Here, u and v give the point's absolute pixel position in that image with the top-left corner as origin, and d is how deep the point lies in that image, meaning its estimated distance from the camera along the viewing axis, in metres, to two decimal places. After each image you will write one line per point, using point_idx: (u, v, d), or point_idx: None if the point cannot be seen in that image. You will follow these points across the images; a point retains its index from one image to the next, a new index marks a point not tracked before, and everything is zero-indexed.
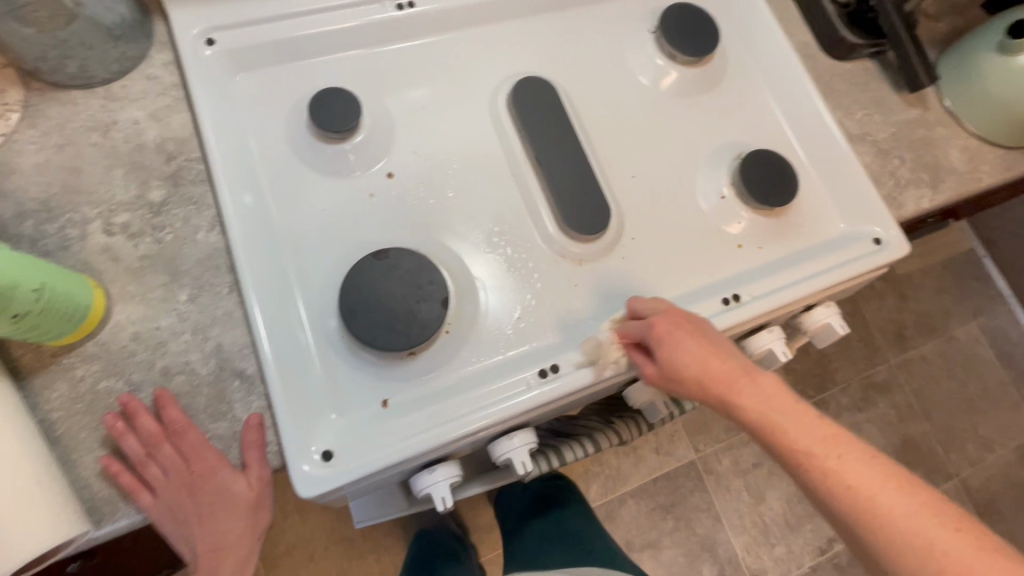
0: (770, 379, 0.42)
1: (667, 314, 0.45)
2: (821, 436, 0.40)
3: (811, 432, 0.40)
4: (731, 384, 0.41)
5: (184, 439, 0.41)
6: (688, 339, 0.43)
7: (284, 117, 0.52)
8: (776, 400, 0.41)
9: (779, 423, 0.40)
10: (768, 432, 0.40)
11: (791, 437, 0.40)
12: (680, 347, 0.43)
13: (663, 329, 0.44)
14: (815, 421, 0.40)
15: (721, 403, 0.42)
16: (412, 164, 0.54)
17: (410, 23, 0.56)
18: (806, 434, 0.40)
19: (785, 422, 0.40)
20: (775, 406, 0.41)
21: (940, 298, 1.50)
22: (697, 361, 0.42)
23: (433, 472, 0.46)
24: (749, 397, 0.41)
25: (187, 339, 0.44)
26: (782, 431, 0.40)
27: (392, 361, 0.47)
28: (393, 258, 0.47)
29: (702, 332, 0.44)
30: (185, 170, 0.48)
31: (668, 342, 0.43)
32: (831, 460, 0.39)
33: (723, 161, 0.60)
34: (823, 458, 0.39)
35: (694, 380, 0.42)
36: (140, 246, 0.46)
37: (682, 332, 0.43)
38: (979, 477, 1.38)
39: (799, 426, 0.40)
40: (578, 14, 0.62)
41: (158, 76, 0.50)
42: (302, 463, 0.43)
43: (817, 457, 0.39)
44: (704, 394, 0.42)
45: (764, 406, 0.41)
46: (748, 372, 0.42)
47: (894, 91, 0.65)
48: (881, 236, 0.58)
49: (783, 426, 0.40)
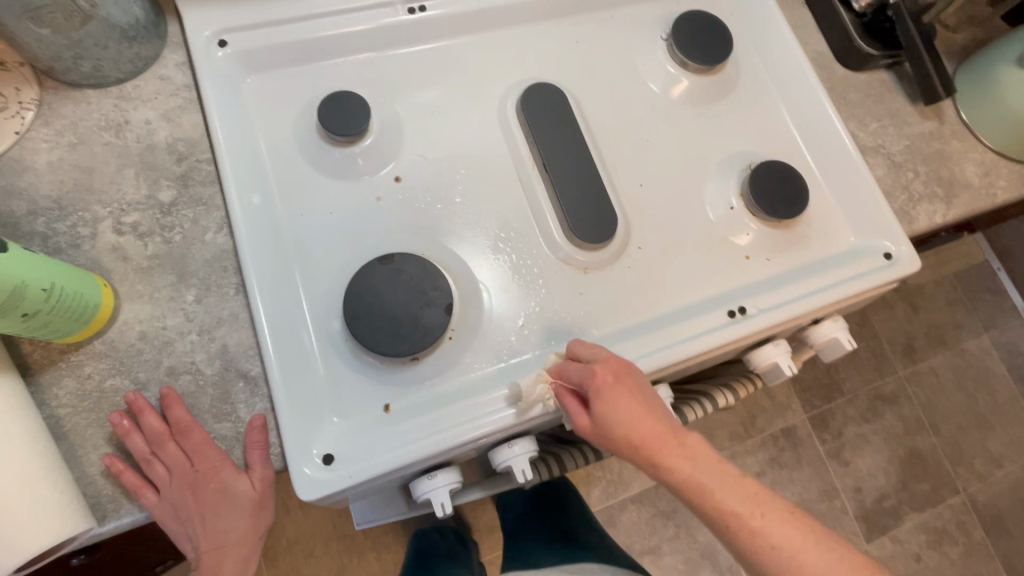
0: (698, 441, 0.41)
1: (607, 363, 0.43)
2: (742, 493, 0.40)
3: (737, 490, 0.40)
4: (660, 448, 0.40)
5: (188, 438, 0.42)
6: (626, 397, 0.41)
7: (293, 120, 0.53)
8: (703, 461, 0.40)
9: (706, 482, 0.40)
10: (692, 492, 0.40)
11: (714, 495, 0.39)
12: (619, 405, 0.41)
13: (603, 381, 0.42)
14: (730, 476, 0.40)
15: (649, 463, 0.41)
16: (418, 168, 0.54)
17: (422, 26, 0.56)
18: (731, 494, 0.40)
19: (710, 479, 0.40)
20: (703, 472, 0.40)
21: (952, 310, 1.48)
22: (628, 421, 0.41)
23: (432, 478, 0.46)
24: (677, 462, 0.40)
25: (193, 339, 0.44)
26: (706, 490, 0.40)
27: (395, 366, 0.47)
28: (398, 263, 0.47)
29: (635, 389, 0.42)
30: (195, 170, 0.49)
31: (609, 397, 0.41)
32: (756, 520, 0.39)
33: (732, 171, 0.59)
34: (747, 519, 0.39)
35: (624, 441, 0.41)
36: (150, 245, 0.46)
37: (625, 390, 0.42)
38: (986, 492, 1.36)
39: (723, 485, 0.40)
40: (590, 21, 0.62)
41: (170, 77, 0.51)
42: (303, 466, 0.43)
43: (743, 519, 0.39)
44: (633, 455, 0.41)
45: (694, 469, 0.40)
46: (681, 436, 0.41)
47: (909, 103, 0.64)
48: (892, 250, 0.57)
49: (712, 489, 0.40)
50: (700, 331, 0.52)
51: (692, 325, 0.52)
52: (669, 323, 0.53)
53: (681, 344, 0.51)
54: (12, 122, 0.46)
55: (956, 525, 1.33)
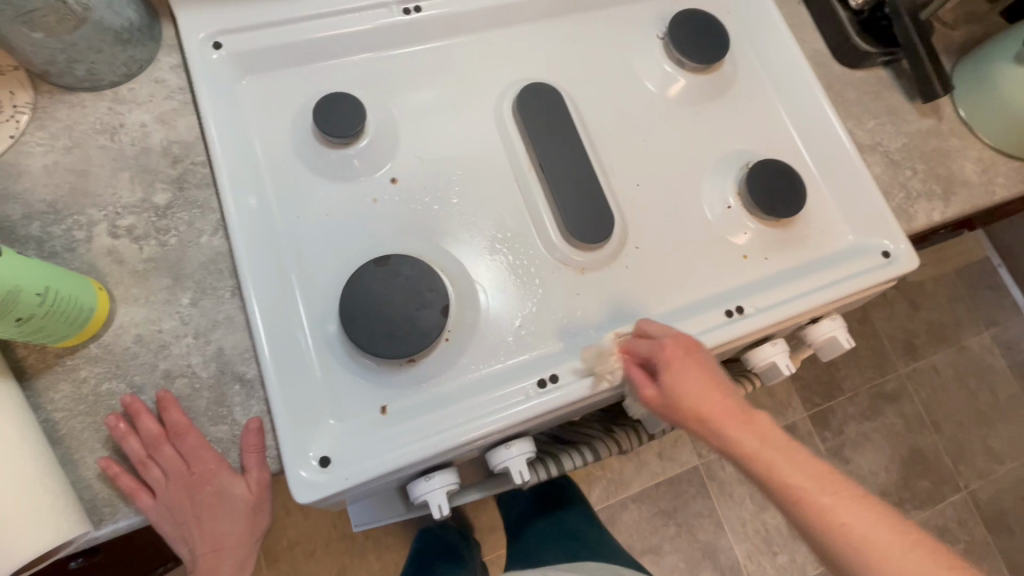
0: (765, 419, 0.44)
1: (678, 340, 0.46)
2: (814, 475, 0.41)
3: (805, 469, 0.42)
4: (722, 417, 0.44)
5: (184, 441, 0.41)
6: (693, 369, 0.45)
7: (288, 122, 0.53)
8: (769, 440, 0.43)
9: (777, 458, 0.42)
10: (757, 468, 0.42)
11: (784, 475, 0.42)
12: (685, 378, 0.44)
13: (672, 354, 0.45)
14: (801, 454, 0.42)
15: (709, 432, 0.44)
16: (414, 169, 0.54)
17: (417, 27, 0.56)
18: (802, 474, 0.42)
19: (776, 456, 0.42)
20: (769, 447, 0.43)
21: (952, 307, 1.48)
22: (698, 394, 0.44)
23: (429, 480, 0.46)
24: (741, 433, 0.43)
25: (189, 342, 0.44)
26: (775, 469, 0.42)
27: (391, 367, 0.47)
28: (394, 264, 0.47)
29: (705, 364, 0.45)
30: (190, 173, 0.49)
31: (678, 370, 0.45)
32: (826, 498, 0.40)
33: (729, 170, 0.59)
34: (819, 497, 0.41)
35: (690, 409, 0.44)
36: (145, 248, 0.46)
37: (690, 364, 0.45)
38: (988, 489, 1.36)
39: (794, 464, 0.42)
40: (586, 20, 0.62)
41: (165, 79, 0.51)
42: (299, 468, 0.43)
43: (811, 495, 0.41)
44: (696, 424, 0.44)
45: (752, 441, 0.43)
46: (746, 410, 0.44)
47: (907, 100, 0.64)
48: (890, 249, 0.57)
49: (776, 466, 0.42)
50: (697, 330, 0.52)
51: (690, 325, 0.52)
52: (666, 323, 0.53)
53: None
54: (6, 126, 0.46)
55: (958, 522, 1.33)
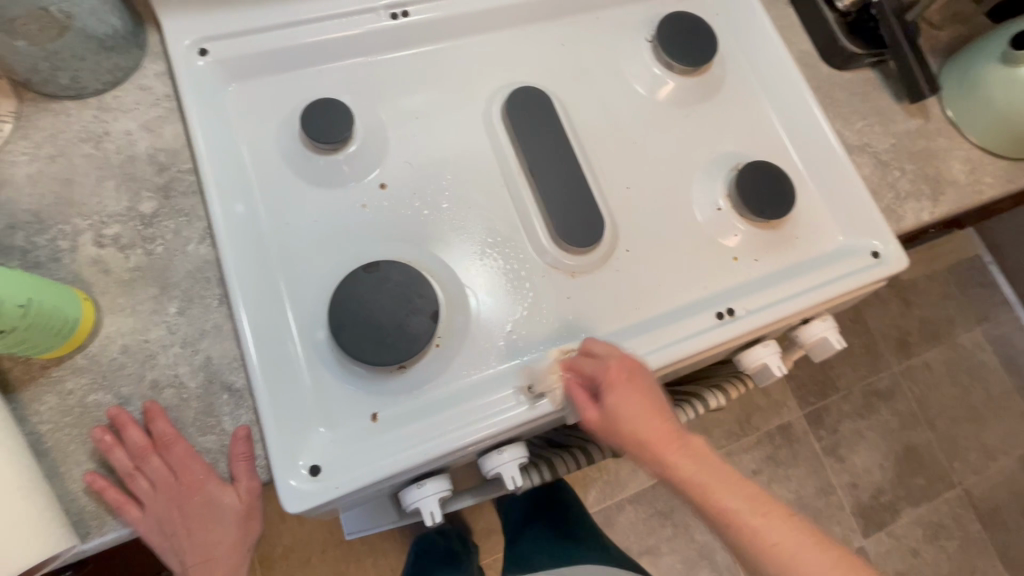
0: (699, 443, 0.44)
1: (623, 361, 0.46)
2: (744, 495, 0.42)
3: (735, 490, 0.42)
4: (665, 446, 0.43)
5: (171, 452, 0.41)
6: (632, 392, 0.45)
7: (276, 128, 0.52)
8: (705, 466, 0.43)
9: (711, 481, 0.42)
10: (691, 491, 0.42)
11: (713, 495, 0.42)
12: (623, 404, 0.44)
13: (617, 376, 0.45)
14: (722, 475, 0.43)
15: (652, 458, 0.43)
16: (403, 175, 0.54)
17: (405, 31, 0.56)
18: (730, 493, 0.42)
19: (709, 478, 0.42)
20: (701, 470, 0.43)
21: (945, 305, 1.49)
22: (639, 418, 0.44)
23: (421, 487, 0.46)
24: (683, 462, 0.43)
25: (177, 351, 0.44)
26: (709, 491, 0.42)
27: (381, 375, 0.47)
28: (383, 270, 0.47)
29: (647, 389, 0.45)
30: (177, 181, 0.48)
31: (616, 394, 0.44)
32: (755, 519, 0.41)
33: (719, 172, 0.59)
34: (752, 521, 0.41)
35: (633, 434, 0.44)
36: (131, 257, 0.45)
37: (633, 387, 0.45)
38: (982, 486, 1.37)
39: (724, 487, 0.42)
40: (575, 23, 0.62)
41: (150, 87, 0.50)
42: (289, 477, 0.42)
43: (743, 515, 0.41)
44: (638, 448, 0.44)
45: (692, 469, 0.43)
46: (678, 435, 0.44)
47: (895, 101, 0.64)
48: (879, 249, 0.57)
49: (711, 488, 0.42)
50: (688, 333, 0.52)
51: (681, 328, 0.52)
52: (656, 326, 0.53)
53: (669, 347, 0.51)
54: None
55: (953, 519, 1.33)
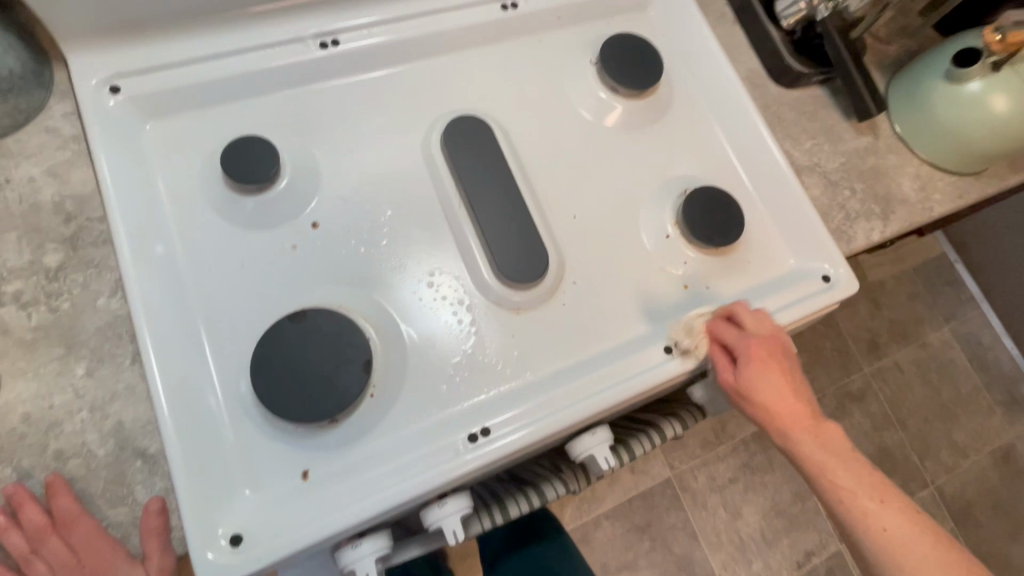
0: (833, 431, 0.46)
1: (766, 339, 0.48)
2: (869, 482, 0.45)
3: (856, 476, 0.45)
4: (802, 427, 0.46)
5: (73, 530, 0.38)
6: (772, 371, 0.47)
7: (198, 167, 0.50)
8: (836, 450, 0.46)
9: (830, 465, 0.45)
10: (818, 471, 0.45)
11: (838, 476, 0.45)
12: (766, 377, 0.47)
13: (757, 353, 0.47)
14: (855, 464, 0.45)
15: (782, 432, 0.47)
16: (337, 212, 0.51)
17: (336, 60, 0.53)
18: (859, 480, 0.45)
19: (830, 464, 0.45)
20: (835, 458, 0.45)
21: (912, 304, 1.50)
22: (774, 390, 0.46)
23: (357, 547, 0.44)
24: (809, 441, 0.46)
25: (84, 417, 0.41)
26: (831, 473, 0.45)
27: (311, 430, 0.44)
28: (311, 319, 0.45)
29: (786, 367, 0.48)
30: (85, 230, 0.45)
31: (754, 364, 0.47)
32: (876, 506, 0.44)
33: (668, 198, 0.58)
34: (868, 503, 0.44)
35: (762, 404, 0.46)
36: (34, 316, 0.42)
37: (773, 363, 0.47)
38: (954, 483, 1.38)
39: (850, 472, 0.45)
40: (517, 47, 0.60)
41: (58, 129, 0.47)
42: (206, 550, 0.40)
43: (860, 499, 0.44)
44: (767, 420, 0.47)
45: (821, 452, 0.45)
46: (816, 419, 0.46)
47: (844, 119, 0.63)
48: (830, 273, 0.56)
49: (836, 471, 0.45)
50: (637, 369, 0.50)
51: (629, 364, 0.50)
52: (603, 363, 0.51)
53: (616, 387, 0.49)
54: None
55: (927, 518, 1.34)
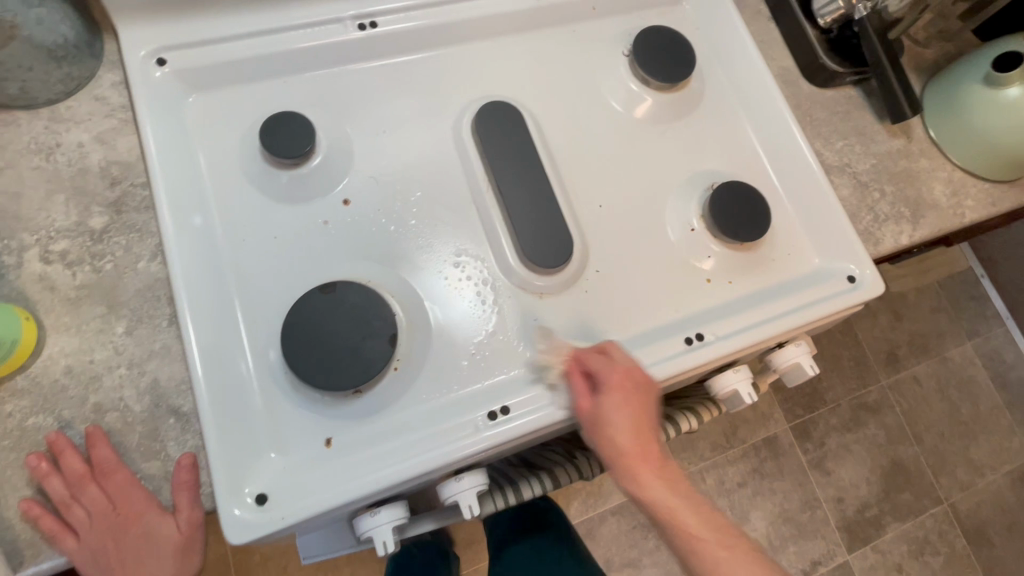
0: (675, 473, 0.47)
1: (621, 371, 0.47)
2: (720, 531, 0.46)
3: (706, 521, 0.46)
4: (639, 463, 0.46)
5: (110, 480, 0.39)
6: (631, 406, 0.46)
7: (237, 141, 0.51)
8: (673, 489, 0.46)
9: (678, 510, 0.46)
10: (664, 513, 0.46)
11: (691, 520, 0.46)
12: (619, 412, 0.46)
13: (620, 385, 0.46)
14: (700, 514, 0.46)
15: (623, 468, 0.47)
16: (368, 191, 0.52)
17: (373, 43, 0.55)
18: (705, 525, 0.46)
19: (682, 509, 0.46)
20: (672, 496, 0.46)
21: (934, 318, 1.48)
22: (628, 423, 0.46)
23: (375, 515, 0.45)
24: (652, 481, 0.46)
25: (122, 373, 0.42)
26: (675, 516, 0.46)
27: (336, 399, 0.45)
28: (340, 291, 0.46)
29: (646, 407, 0.47)
30: (129, 195, 0.47)
31: (614, 398, 0.46)
32: (729, 557, 0.45)
33: (694, 192, 0.58)
34: (717, 550, 0.45)
35: (611, 437, 0.46)
36: (78, 274, 0.44)
37: (632, 399, 0.46)
38: (969, 501, 1.36)
39: (699, 517, 0.46)
40: (550, 36, 0.60)
41: (106, 97, 0.49)
42: (233, 507, 0.41)
43: (712, 548, 0.45)
44: (615, 455, 0.46)
45: (662, 494, 0.46)
46: (661, 465, 0.47)
47: (877, 120, 0.63)
48: (856, 273, 0.56)
49: (681, 516, 0.46)
50: (657, 358, 0.51)
51: (649, 354, 0.51)
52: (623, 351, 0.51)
53: None
54: None
55: (939, 535, 1.32)
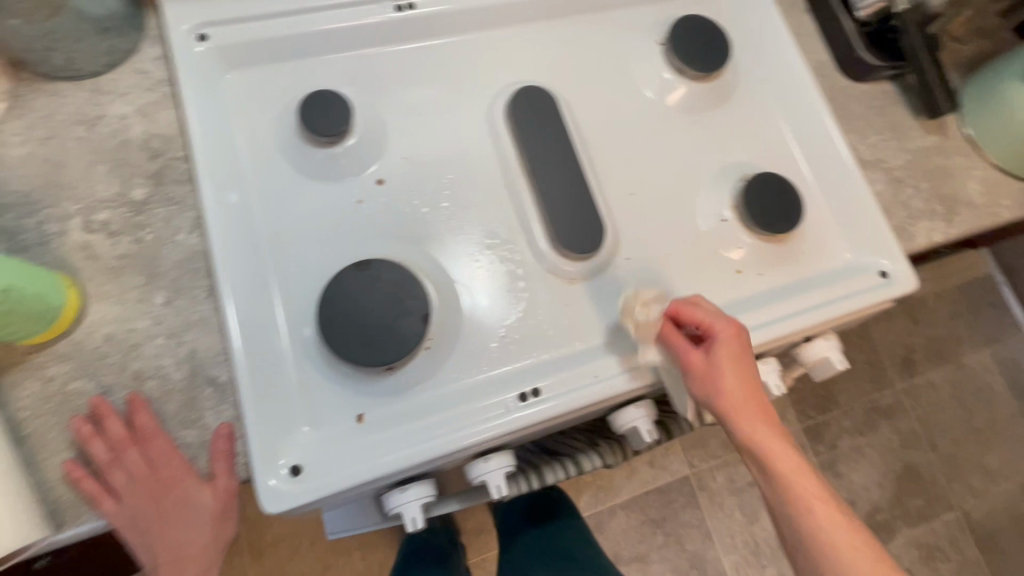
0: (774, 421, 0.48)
1: (727, 325, 0.48)
2: (819, 489, 0.46)
3: (802, 475, 0.47)
4: (749, 413, 0.47)
5: (150, 445, 0.41)
6: (742, 358, 0.48)
7: (274, 118, 0.51)
8: (779, 437, 0.48)
9: (780, 456, 0.47)
10: (766, 460, 0.47)
11: (783, 467, 0.47)
12: (733, 362, 0.47)
13: (733, 335, 0.48)
14: (803, 461, 0.47)
15: (733, 415, 0.47)
16: (402, 172, 0.52)
17: (410, 25, 0.55)
18: (807, 480, 0.47)
19: (789, 462, 0.47)
20: (778, 443, 0.47)
21: (952, 324, 1.46)
22: (738, 372, 0.47)
23: (404, 492, 0.45)
24: (763, 430, 0.47)
25: (161, 343, 0.43)
26: (781, 465, 0.47)
27: (368, 376, 0.46)
28: (375, 269, 0.46)
29: (747, 357, 0.48)
30: (169, 168, 0.47)
31: (726, 350, 0.47)
32: (824, 510, 0.45)
33: (726, 182, 0.58)
34: (816, 503, 0.46)
35: (721, 386, 0.47)
36: (119, 245, 0.45)
37: (740, 349, 0.48)
38: (982, 509, 1.34)
39: (792, 462, 0.47)
40: (585, 23, 0.60)
41: (147, 71, 0.49)
42: (269, 477, 0.42)
43: (807, 501, 0.46)
44: (721, 406, 0.47)
45: (771, 439, 0.47)
46: (767, 410, 0.48)
47: (913, 116, 0.62)
48: (888, 268, 0.55)
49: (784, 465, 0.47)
50: None
51: None
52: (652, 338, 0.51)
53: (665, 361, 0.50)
54: None
55: (950, 541, 1.32)
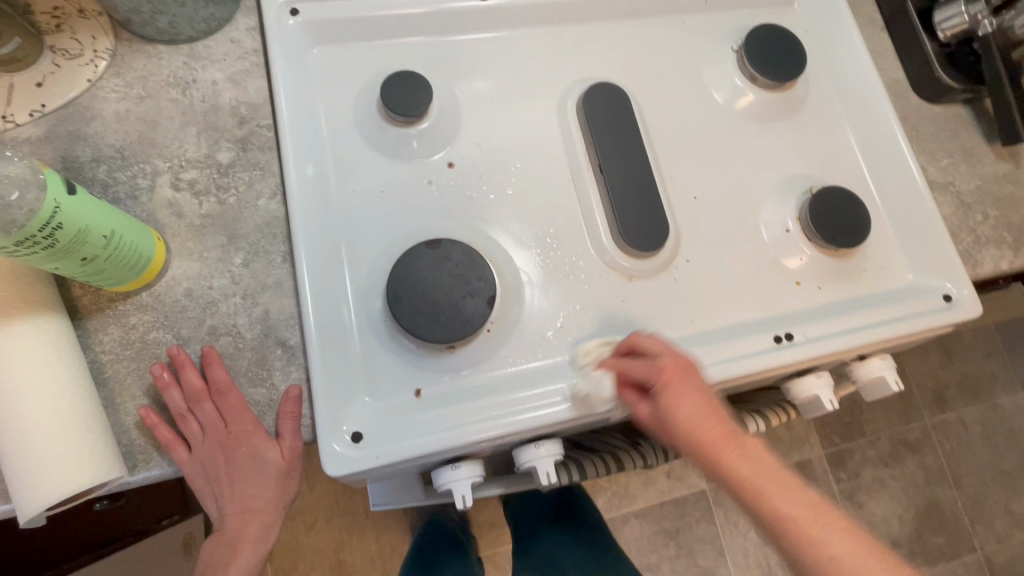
0: (756, 445, 0.42)
1: (675, 358, 0.44)
2: (804, 502, 0.39)
3: (794, 497, 0.39)
4: (722, 447, 0.41)
5: (223, 399, 0.42)
6: (688, 393, 0.43)
7: (355, 94, 0.52)
8: (764, 466, 0.41)
9: (762, 485, 0.40)
10: (749, 496, 0.40)
11: (774, 500, 0.39)
12: (684, 401, 0.43)
13: (671, 375, 0.43)
14: (785, 478, 0.40)
15: (706, 456, 0.41)
16: (472, 157, 0.53)
17: (488, 14, 0.56)
18: (790, 499, 0.39)
19: (766, 487, 0.40)
20: (762, 475, 0.40)
21: (988, 362, 1.41)
22: (691, 412, 0.42)
23: (455, 469, 0.46)
24: (736, 460, 0.41)
25: (237, 302, 0.45)
26: (764, 494, 0.39)
27: (429, 352, 0.47)
28: (445, 249, 0.47)
29: (700, 386, 0.44)
30: (254, 135, 0.49)
31: (673, 391, 0.43)
32: (817, 529, 0.38)
33: (791, 194, 0.57)
34: (808, 528, 0.38)
35: (686, 432, 0.42)
36: (204, 205, 0.47)
37: (687, 384, 0.43)
38: (1005, 554, 1.31)
39: (784, 491, 0.39)
40: (659, 24, 0.60)
41: (240, 40, 0.51)
42: (331, 441, 0.43)
43: (803, 525, 0.38)
44: (692, 451, 0.42)
45: (750, 472, 0.40)
46: (736, 436, 0.42)
47: (985, 142, 0.61)
48: (952, 293, 0.55)
49: (769, 490, 0.39)
50: (745, 353, 0.51)
51: (736, 348, 0.51)
52: (710, 341, 0.51)
53: (722, 364, 0.50)
54: (85, 70, 0.47)
55: None
